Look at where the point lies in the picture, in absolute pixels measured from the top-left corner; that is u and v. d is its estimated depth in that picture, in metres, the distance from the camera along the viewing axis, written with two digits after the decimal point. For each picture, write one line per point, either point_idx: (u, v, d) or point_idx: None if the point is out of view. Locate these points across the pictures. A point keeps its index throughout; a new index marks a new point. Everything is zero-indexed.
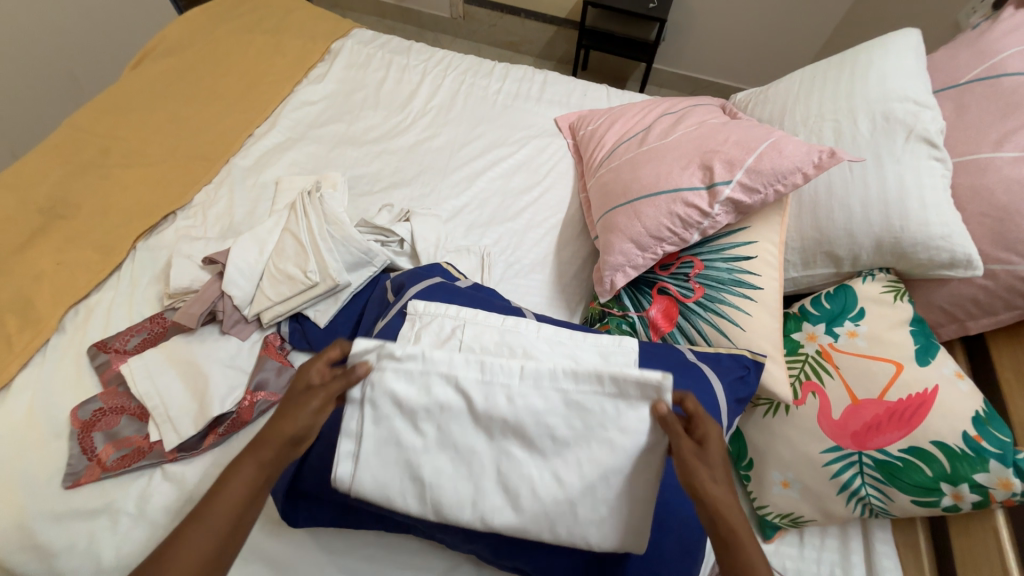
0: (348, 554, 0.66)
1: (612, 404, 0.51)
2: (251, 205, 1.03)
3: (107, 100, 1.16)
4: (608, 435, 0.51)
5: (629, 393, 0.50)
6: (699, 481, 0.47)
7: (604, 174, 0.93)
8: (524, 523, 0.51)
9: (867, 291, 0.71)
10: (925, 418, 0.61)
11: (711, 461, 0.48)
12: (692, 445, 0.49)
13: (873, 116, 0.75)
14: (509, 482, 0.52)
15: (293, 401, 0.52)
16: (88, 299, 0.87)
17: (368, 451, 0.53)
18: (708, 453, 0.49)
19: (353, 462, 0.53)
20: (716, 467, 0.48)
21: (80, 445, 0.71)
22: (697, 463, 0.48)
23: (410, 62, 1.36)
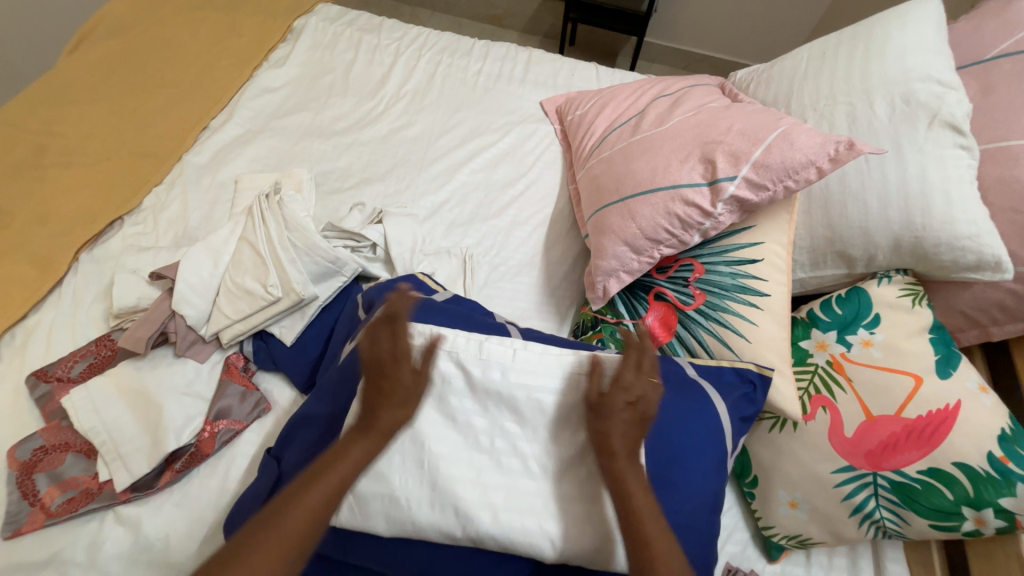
0: None
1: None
2: (208, 207, 0.93)
3: (41, 89, 1.03)
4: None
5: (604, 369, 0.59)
6: (611, 429, 0.53)
7: (595, 166, 0.85)
8: (518, 496, 0.54)
9: (883, 295, 0.65)
10: (946, 438, 0.55)
11: (616, 408, 0.54)
12: (595, 394, 0.55)
13: (892, 99, 0.68)
14: (502, 450, 0.56)
15: (382, 379, 0.56)
16: (26, 321, 0.78)
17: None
18: (616, 397, 0.54)
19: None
20: (617, 422, 0.54)
21: (20, 489, 0.64)
22: (599, 409, 0.54)
23: (381, 41, 1.24)
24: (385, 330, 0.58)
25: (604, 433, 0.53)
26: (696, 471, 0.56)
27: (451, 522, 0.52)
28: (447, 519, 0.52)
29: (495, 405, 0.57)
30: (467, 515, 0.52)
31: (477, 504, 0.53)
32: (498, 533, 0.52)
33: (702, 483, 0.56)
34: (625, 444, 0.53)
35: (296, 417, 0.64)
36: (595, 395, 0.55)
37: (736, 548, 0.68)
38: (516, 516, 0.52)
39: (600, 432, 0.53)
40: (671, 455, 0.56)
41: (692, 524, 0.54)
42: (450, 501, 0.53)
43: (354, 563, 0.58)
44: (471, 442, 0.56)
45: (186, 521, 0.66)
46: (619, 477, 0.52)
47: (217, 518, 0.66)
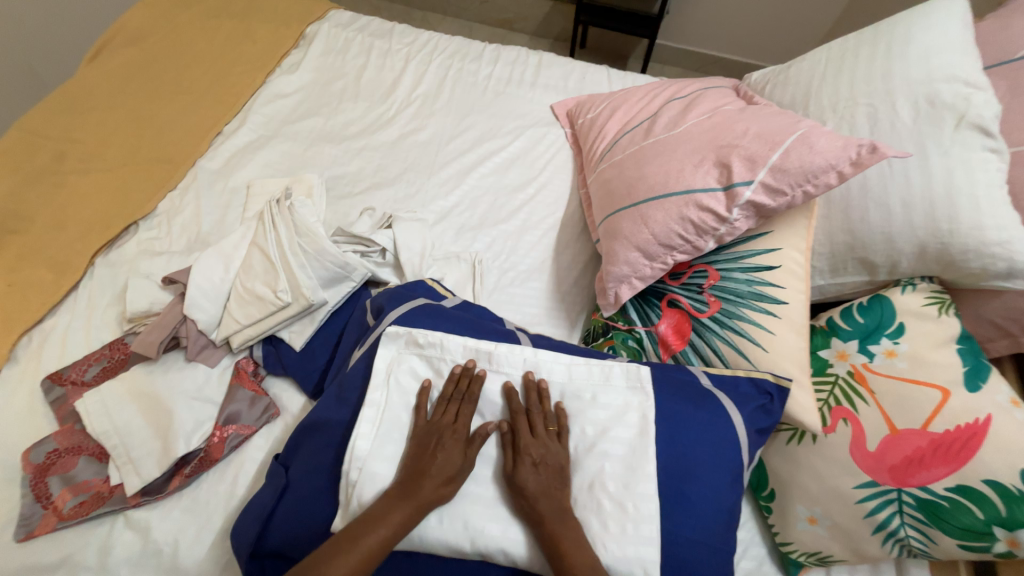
0: None
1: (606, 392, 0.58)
2: (221, 212, 0.94)
3: (61, 96, 1.06)
4: (599, 420, 0.57)
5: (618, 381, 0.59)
6: (526, 488, 0.54)
7: (606, 170, 0.84)
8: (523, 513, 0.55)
9: (906, 304, 0.62)
10: (976, 454, 0.53)
11: (521, 470, 0.54)
12: (507, 463, 0.56)
13: (915, 100, 0.65)
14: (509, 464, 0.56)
15: (434, 450, 0.55)
16: (43, 324, 0.80)
17: (384, 434, 0.57)
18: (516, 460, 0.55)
19: (365, 449, 0.56)
20: (530, 482, 0.54)
21: (33, 492, 0.64)
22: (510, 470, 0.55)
23: (392, 46, 1.24)
24: (446, 400, 0.59)
25: (526, 496, 0.53)
26: (711, 487, 0.54)
27: (459, 537, 0.53)
28: (456, 532, 0.53)
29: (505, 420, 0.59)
30: (475, 528, 0.53)
31: (486, 517, 0.54)
32: (507, 546, 0.52)
33: (718, 498, 0.54)
34: (550, 502, 0.53)
35: (306, 422, 0.63)
36: (511, 461, 0.56)
37: (752, 564, 0.66)
38: (521, 529, 0.53)
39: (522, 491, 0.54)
40: (685, 468, 0.54)
41: (704, 540, 0.53)
42: (459, 514, 0.54)
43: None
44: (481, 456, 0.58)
45: (194, 526, 0.66)
46: (552, 539, 0.51)
47: (225, 523, 0.66)
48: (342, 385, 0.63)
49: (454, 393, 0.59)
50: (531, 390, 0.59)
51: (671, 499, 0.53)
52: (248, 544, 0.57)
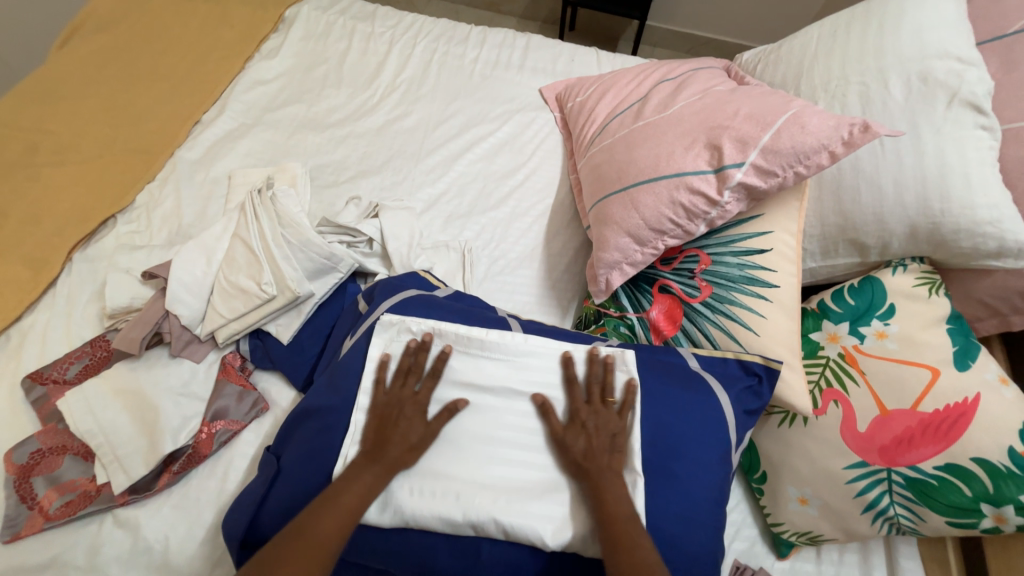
0: None
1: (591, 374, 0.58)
2: (202, 204, 0.92)
3: (30, 85, 1.01)
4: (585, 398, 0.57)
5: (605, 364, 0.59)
6: (572, 448, 0.54)
7: (596, 154, 0.82)
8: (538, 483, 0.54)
9: (897, 285, 0.62)
10: (965, 432, 0.53)
11: (574, 434, 0.55)
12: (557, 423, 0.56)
13: (908, 77, 0.64)
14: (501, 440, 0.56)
15: (396, 420, 0.56)
16: (21, 322, 0.77)
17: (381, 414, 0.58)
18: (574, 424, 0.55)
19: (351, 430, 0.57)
20: (579, 440, 0.54)
21: (17, 493, 0.63)
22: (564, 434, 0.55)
23: (376, 30, 1.21)
24: (409, 372, 0.59)
25: (573, 456, 0.54)
26: (698, 463, 0.54)
27: (451, 508, 0.52)
28: (448, 507, 0.52)
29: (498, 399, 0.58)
30: (467, 499, 0.52)
31: (477, 491, 0.53)
32: (498, 515, 0.51)
33: (705, 475, 0.54)
34: (598, 462, 0.53)
35: (297, 411, 0.62)
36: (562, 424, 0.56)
37: (744, 545, 0.67)
38: (518, 502, 0.52)
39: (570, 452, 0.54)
40: (672, 447, 0.54)
41: (693, 516, 0.52)
42: (451, 488, 0.53)
43: (353, 563, 0.57)
44: (468, 429, 0.56)
45: (184, 523, 0.65)
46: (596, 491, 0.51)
47: (216, 519, 0.66)
48: (333, 376, 0.62)
49: (411, 366, 0.60)
50: (523, 370, 0.58)
51: (659, 475, 0.53)
52: (239, 537, 0.56)
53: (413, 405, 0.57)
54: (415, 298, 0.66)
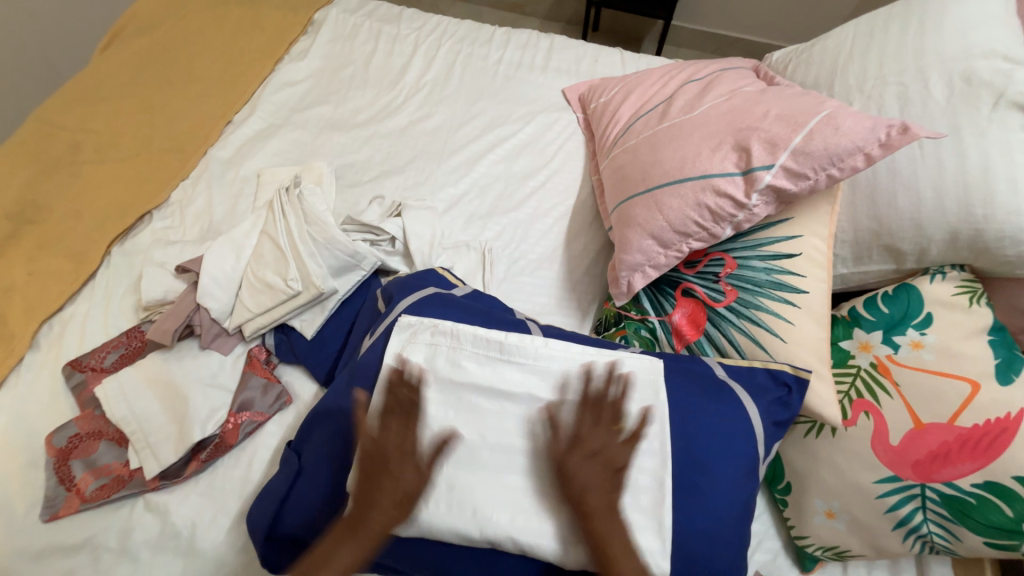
0: None
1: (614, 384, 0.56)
2: (232, 202, 0.95)
3: (76, 87, 1.06)
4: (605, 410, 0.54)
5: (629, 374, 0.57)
6: (574, 475, 0.51)
7: (620, 155, 0.81)
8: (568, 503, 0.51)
9: (935, 293, 0.60)
10: (1007, 449, 0.51)
11: (584, 462, 0.51)
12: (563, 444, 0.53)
13: (950, 77, 0.62)
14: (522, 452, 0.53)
15: (382, 472, 0.52)
16: (63, 312, 0.81)
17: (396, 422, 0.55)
18: (579, 452, 0.52)
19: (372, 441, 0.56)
20: (586, 466, 0.51)
21: (56, 475, 0.66)
22: (569, 460, 0.52)
23: (401, 31, 1.22)
24: (393, 411, 0.55)
25: (572, 487, 0.51)
26: (723, 478, 0.53)
27: (468, 525, 0.50)
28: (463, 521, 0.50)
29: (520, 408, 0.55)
30: (484, 517, 0.50)
31: (495, 506, 0.51)
32: (515, 534, 0.50)
33: (729, 492, 0.53)
34: (598, 495, 0.50)
35: (316, 409, 0.62)
36: (565, 444, 0.53)
37: (766, 557, 0.65)
38: (530, 519, 0.50)
39: (569, 480, 0.51)
40: (695, 458, 0.53)
41: (718, 532, 0.51)
42: (467, 502, 0.51)
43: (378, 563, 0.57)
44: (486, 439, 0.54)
45: (210, 511, 0.67)
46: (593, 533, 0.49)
47: (241, 508, 0.67)
48: (352, 376, 0.62)
49: (395, 405, 0.56)
50: (546, 378, 0.56)
51: (682, 491, 0.52)
52: (263, 528, 0.58)
53: (395, 449, 0.53)
54: (431, 300, 0.66)
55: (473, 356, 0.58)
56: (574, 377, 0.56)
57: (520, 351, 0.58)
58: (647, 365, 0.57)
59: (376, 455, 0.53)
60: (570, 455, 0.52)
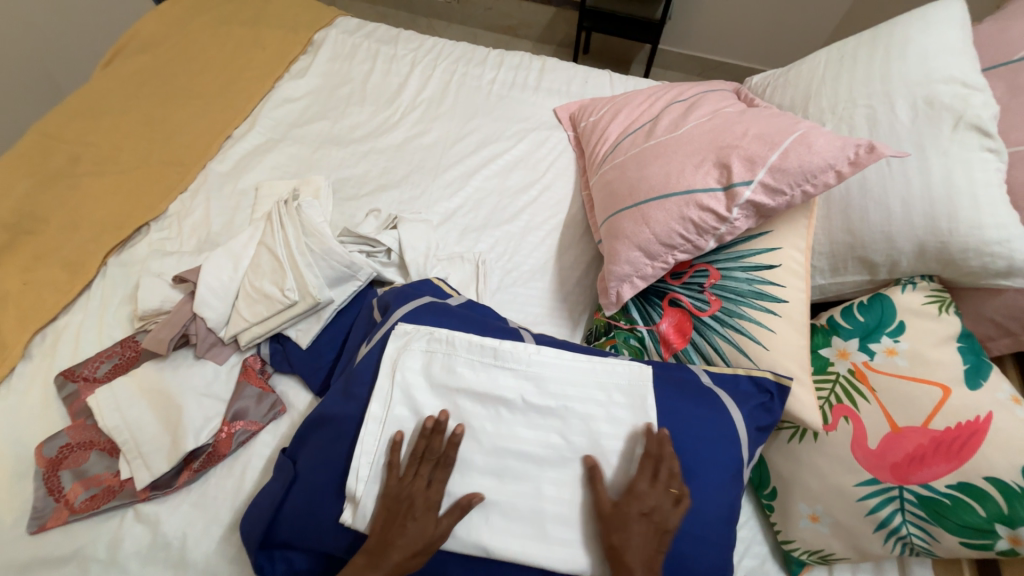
0: None
1: (605, 391, 0.57)
2: (230, 214, 0.96)
3: (76, 101, 1.08)
4: (593, 417, 0.56)
5: (619, 379, 0.58)
6: (620, 538, 0.51)
7: (608, 171, 0.85)
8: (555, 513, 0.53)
9: (906, 302, 0.63)
10: (977, 451, 0.53)
11: (631, 528, 0.51)
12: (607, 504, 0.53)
13: (914, 101, 0.66)
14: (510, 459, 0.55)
15: (403, 519, 0.52)
16: (56, 322, 0.81)
17: (394, 431, 0.57)
18: (620, 520, 0.51)
19: (375, 449, 0.56)
20: (635, 527, 0.51)
21: (46, 486, 0.66)
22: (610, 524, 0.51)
23: (398, 52, 1.27)
24: (422, 458, 0.55)
25: (615, 546, 0.50)
26: (709, 483, 0.55)
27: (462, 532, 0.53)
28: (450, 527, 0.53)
29: (510, 416, 0.56)
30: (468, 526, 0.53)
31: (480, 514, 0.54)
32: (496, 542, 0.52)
33: (714, 497, 0.54)
34: (644, 560, 0.50)
35: (311, 418, 0.63)
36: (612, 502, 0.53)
37: (754, 562, 0.67)
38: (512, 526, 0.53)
39: (611, 538, 0.51)
40: (683, 465, 0.55)
41: (704, 536, 0.53)
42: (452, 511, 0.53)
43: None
44: (477, 447, 0.55)
45: (202, 521, 0.66)
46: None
47: (233, 517, 0.67)
48: (347, 384, 0.62)
49: (426, 452, 0.55)
50: (536, 384, 0.57)
51: None
52: (257, 537, 0.58)
53: (423, 497, 0.53)
54: (426, 308, 0.67)
55: (467, 362, 0.59)
56: (564, 383, 0.57)
57: (513, 357, 0.59)
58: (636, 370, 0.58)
59: (397, 500, 0.53)
60: (608, 522, 0.51)
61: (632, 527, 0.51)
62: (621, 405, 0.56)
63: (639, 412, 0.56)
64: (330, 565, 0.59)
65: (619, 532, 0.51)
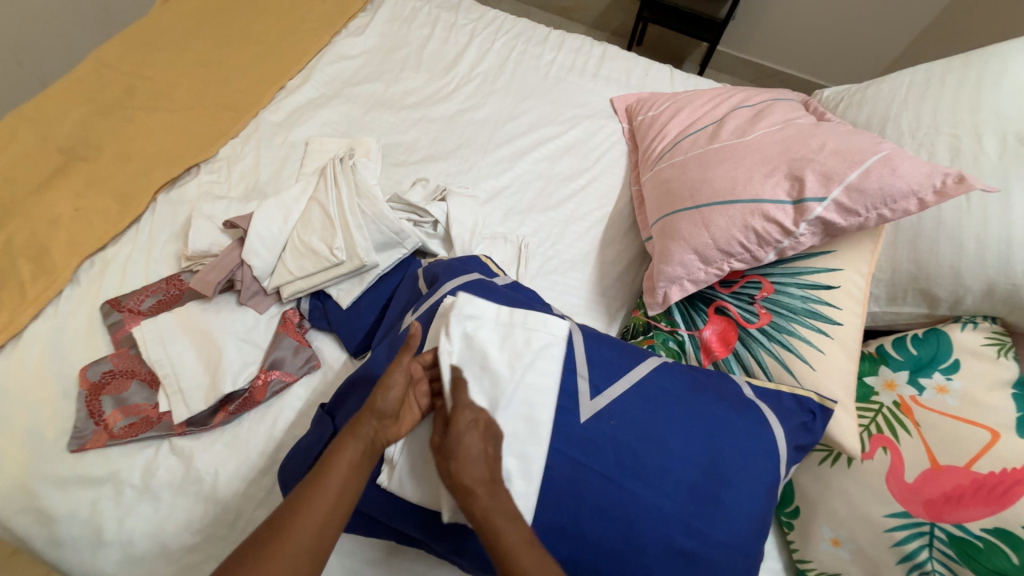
0: (359, 542, 0.65)
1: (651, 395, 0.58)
2: (279, 165, 0.96)
3: (135, 32, 1.08)
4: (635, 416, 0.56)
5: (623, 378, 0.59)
6: (454, 465, 0.51)
7: (666, 169, 0.83)
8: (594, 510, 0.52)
9: (964, 340, 0.61)
10: (1020, 500, 0.51)
11: (459, 447, 0.51)
12: (439, 437, 0.53)
13: (1004, 135, 0.64)
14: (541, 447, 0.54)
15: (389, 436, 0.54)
16: (104, 252, 0.83)
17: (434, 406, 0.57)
18: (451, 450, 0.51)
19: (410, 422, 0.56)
20: (467, 445, 0.52)
21: (87, 408, 0.68)
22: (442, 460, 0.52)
23: (458, 21, 1.24)
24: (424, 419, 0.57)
25: (451, 474, 0.51)
26: (745, 493, 0.54)
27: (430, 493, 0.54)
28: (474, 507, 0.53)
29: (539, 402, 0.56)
30: None
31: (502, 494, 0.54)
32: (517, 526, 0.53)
33: (750, 506, 0.54)
34: (488, 496, 0.50)
35: (352, 377, 0.64)
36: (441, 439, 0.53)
37: None
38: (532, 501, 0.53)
39: (449, 470, 0.51)
40: (721, 473, 0.54)
41: (735, 544, 0.52)
42: None
43: (407, 533, 0.59)
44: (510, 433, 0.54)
45: (232, 462, 0.68)
46: (476, 514, 0.49)
47: (262, 463, 0.69)
48: (394, 347, 0.63)
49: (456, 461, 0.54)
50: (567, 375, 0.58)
51: (707, 499, 0.53)
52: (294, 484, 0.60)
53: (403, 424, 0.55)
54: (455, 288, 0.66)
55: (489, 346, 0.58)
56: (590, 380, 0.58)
57: (539, 344, 0.59)
58: (501, 314, 0.60)
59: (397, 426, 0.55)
60: (440, 454, 0.52)
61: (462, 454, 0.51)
62: (667, 410, 0.57)
63: (683, 419, 0.56)
64: (360, 520, 0.60)
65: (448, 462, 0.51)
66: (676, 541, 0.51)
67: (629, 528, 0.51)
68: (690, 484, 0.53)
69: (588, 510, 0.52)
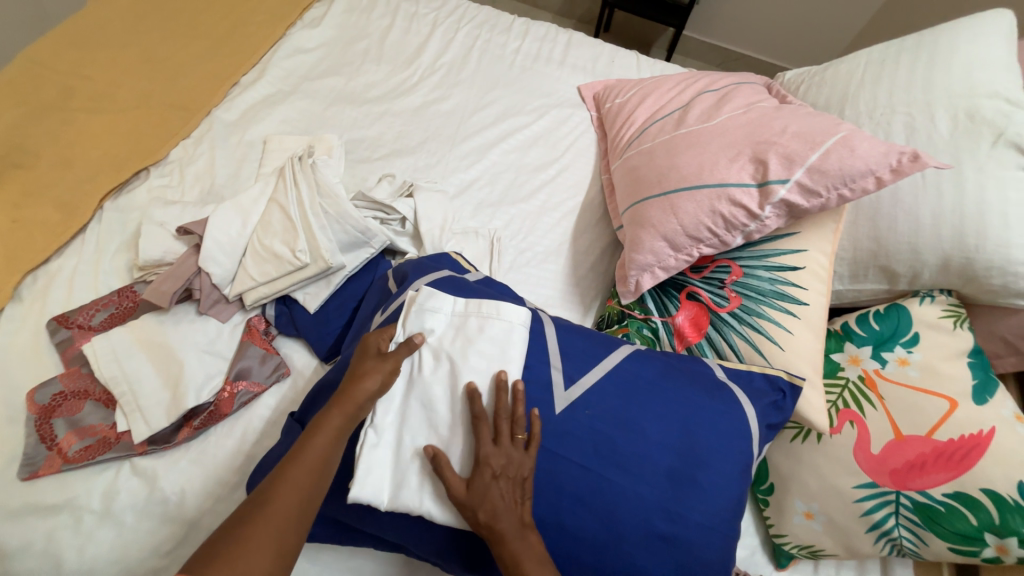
0: (340, 551, 0.64)
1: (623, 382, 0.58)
2: (236, 166, 0.92)
3: (68, 27, 1.00)
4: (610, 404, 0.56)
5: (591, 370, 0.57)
6: (475, 508, 0.49)
7: (634, 157, 0.83)
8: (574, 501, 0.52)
9: (923, 314, 0.64)
10: (977, 463, 0.54)
11: (487, 496, 0.49)
12: (460, 487, 0.50)
13: (955, 113, 0.65)
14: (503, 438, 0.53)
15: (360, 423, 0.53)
16: (48, 265, 0.77)
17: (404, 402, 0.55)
18: (478, 498, 0.49)
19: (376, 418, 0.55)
20: (497, 495, 0.50)
21: (37, 433, 0.64)
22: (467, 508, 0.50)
23: (420, 10, 1.21)
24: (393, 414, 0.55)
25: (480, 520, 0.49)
26: (721, 473, 0.55)
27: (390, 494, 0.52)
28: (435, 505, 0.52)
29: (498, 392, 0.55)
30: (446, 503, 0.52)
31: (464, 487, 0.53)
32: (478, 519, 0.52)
33: (726, 487, 0.55)
34: (519, 542, 0.49)
35: (321, 383, 0.62)
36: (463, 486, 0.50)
37: (745, 552, 0.69)
38: None
39: (478, 514, 0.49)
40: (697, 456, 0.55)
41: (713, 525, 0.53)
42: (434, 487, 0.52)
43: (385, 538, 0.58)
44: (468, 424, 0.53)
45: (202, 478, 0.66)
46: (505, 558, 0.48)
47: (234, 477, 0.66)
48: None
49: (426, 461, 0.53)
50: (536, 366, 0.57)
51: (684, 482, 0.54)
52: None
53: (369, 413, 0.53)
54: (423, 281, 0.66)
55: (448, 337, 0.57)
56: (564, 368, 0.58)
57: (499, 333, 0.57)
58: (460, 306, 0.59)
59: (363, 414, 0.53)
60: (466, 502, 0.50)
61: (490, 500, 0.49)
62: (640, 396, 0.57)
63: (658, 406, 0.56)
64: (338, 528, 0.59)
65: (474, 509, 0.49)
66: (656, 526, 0.51)
67: (609, 516, 0.52)
68: (668, 468, 0.54)
69: (567, 501, 0.52)
